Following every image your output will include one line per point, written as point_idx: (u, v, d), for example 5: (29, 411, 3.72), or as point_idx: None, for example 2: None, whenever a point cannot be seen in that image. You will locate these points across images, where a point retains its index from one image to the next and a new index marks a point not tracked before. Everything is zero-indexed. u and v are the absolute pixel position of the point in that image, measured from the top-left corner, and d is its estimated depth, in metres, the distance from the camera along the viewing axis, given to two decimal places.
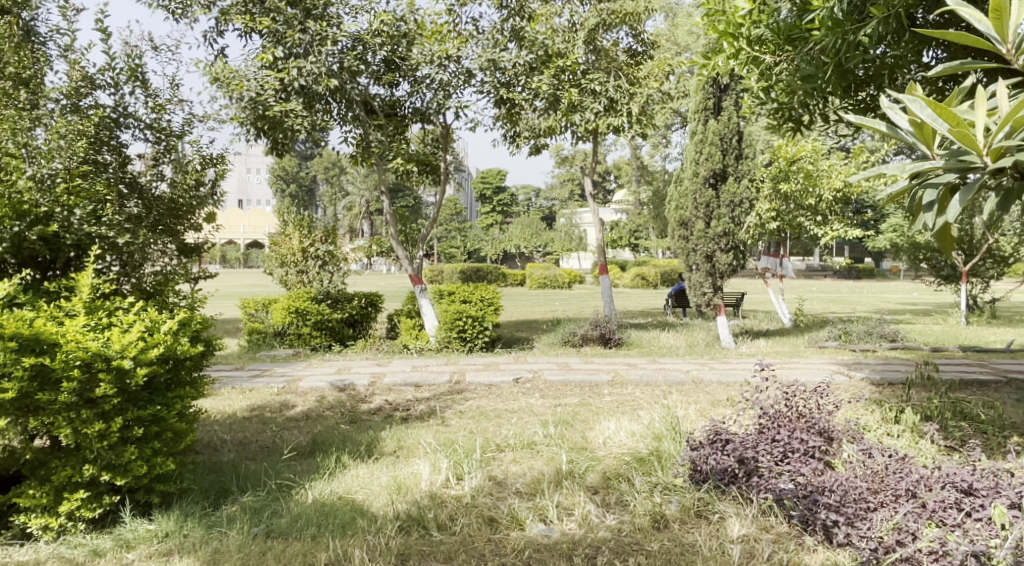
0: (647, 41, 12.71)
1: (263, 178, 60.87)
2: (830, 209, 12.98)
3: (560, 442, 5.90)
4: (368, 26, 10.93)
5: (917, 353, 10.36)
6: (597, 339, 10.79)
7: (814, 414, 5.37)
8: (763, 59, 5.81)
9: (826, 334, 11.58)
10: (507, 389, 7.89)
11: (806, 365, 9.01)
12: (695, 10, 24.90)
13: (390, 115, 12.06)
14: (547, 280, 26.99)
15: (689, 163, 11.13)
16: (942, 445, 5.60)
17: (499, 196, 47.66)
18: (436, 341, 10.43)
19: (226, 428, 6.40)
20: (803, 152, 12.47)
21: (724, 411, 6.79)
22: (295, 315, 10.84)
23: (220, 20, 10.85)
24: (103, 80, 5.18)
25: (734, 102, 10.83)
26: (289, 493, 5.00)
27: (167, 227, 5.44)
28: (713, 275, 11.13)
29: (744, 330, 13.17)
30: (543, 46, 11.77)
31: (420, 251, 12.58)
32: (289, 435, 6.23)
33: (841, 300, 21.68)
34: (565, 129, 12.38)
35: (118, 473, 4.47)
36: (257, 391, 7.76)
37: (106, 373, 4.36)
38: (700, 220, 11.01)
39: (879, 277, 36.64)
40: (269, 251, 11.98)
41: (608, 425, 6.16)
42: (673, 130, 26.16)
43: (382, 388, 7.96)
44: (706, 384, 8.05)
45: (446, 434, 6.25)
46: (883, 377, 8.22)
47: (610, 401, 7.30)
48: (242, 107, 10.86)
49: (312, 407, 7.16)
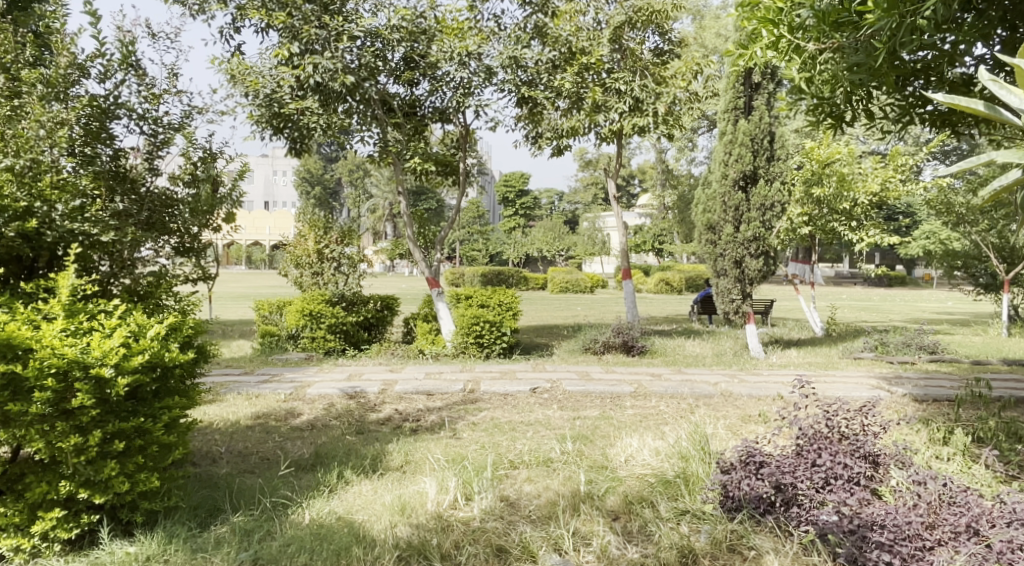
0: (674, 40, 12.28)
1: (289, 180, 60.97)
2: (865, 214, 12.49)
3: (578, 461, 5.50)
4: (387, 21, 10.60)
5: (959, 366, 9.89)
6: (620, 346, 10.38)
7: (858, 437, 5.01)
8: (806, 48, 5.38)
9: (861, 344, 11.10)
10: (524, 400, 7.50)
11: (842, 379, 8.56)
12: (722, 12, 24.43)
13: (408, 114, 11.74)
14: (569, 284, 26.58)
15: (718, 164, 10.67)
16: (1000, 472, 5.33)
17: (522, 199, 47.27)
18: (453, 346, 10.07)
19: (225, 438, 6.06)
20: (837, 154, 12.05)
21: (756, 428, 6.38)
22: (309, 318, 10.48)
23: (236, 16, 10.53)
24: (91, 69, 4.85)
25: (766, 101, 10.41)
26: (285, 512, 4.66)
27: (161, 225, 5.10)
28: (742, 281, 10.69)
29: (773, 339, 12.67)
30: (568, 44, 11.36)
31: (438, 254, 12.20)
32: (291, 447, 5.87)
33: (862, 299, 24.87)
34: (589, 130, 11.98)
35: (97, 490, 4.13)
36: (264, 398, 7.41)
37: (84, 383, 4.04)
38: (728, 224, 10.56)
39: (911, 285, 35.89)
40: (284, 252, 11.66)
41: (630, 442, 5.77)
42: (700, 134, 25.73)
43: (394, 396, 7.59)
44: (736, 398, 7.61)
45: (457, 448, 5.87)
46: (925, 392, 7.76)
47: (632, 415, 6.89)
48: (257, 104, 10.58)
49: (319, 416, 6.81)
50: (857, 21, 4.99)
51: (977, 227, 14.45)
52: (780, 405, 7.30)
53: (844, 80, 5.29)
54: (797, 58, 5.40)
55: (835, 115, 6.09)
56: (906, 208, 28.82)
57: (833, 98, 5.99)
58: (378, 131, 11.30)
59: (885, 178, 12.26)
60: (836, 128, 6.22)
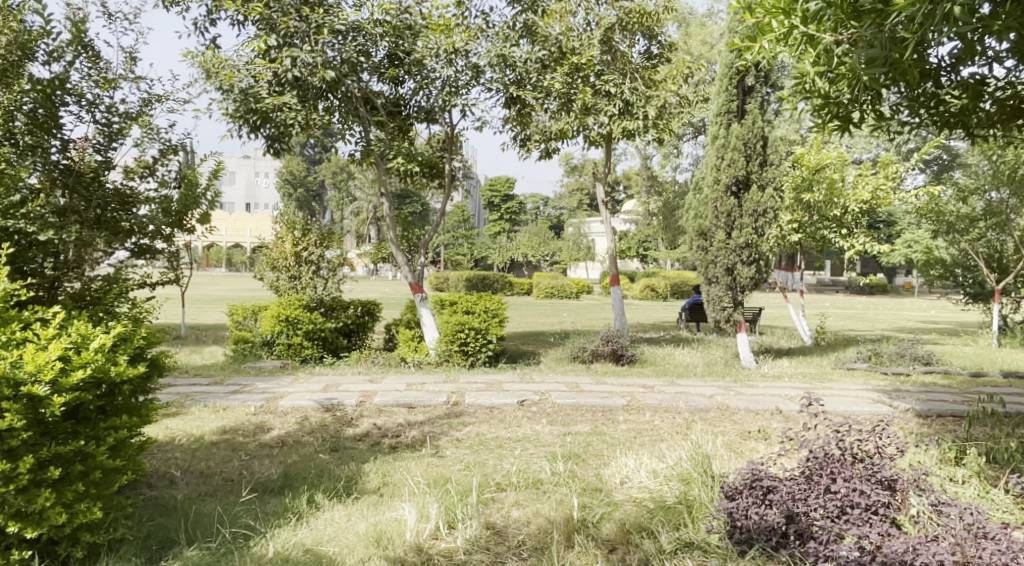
0: (665, 43, 11.92)
1: (272, 183, 60.18)
2: (857, 221, 12.13)
3: (570, 482, 5.10)
4: (370, 16, 10.19)
5: (957, 379, 9.55)
6: (609, 355, 9.96)
7: (873, 459, 4.60)
8: (821, 38, 5.00)
9: (855, 354, 10.72)
10: (511, 413, 7.07)
11: (842, 392, 8.16)
12: (709, 20, 24.17)
13: (392, 114, 11.35)
14: (554, 290, 26.18)
15: (709, 169, 10.29)
16: (1019, 496, 4.96)
17: (507, 204, 46.55)
18: (436, 355, 9.63)
19: (188, 456, 5.61)
20: (828, 160, 11.76)
21: (757, 446, 6.00)
22: (284, 324, 10.06)
23: (211, 8, 10.11)
24: (33, 48, 4.44)
25: (760, 105, 10.07)
26: (247, 544, 4.25)
27: (113, 224, 4.67)
28: (734, 289, 10.23)
29: (764, 348, 12.29)
30: (557, 43, 10.97)
31: (421, 258, 11.73)
32: (258, 467, 5.43)
33: (848, 301, 28.48)
34: (577, 133, 11.62)
35: (30, 523, 3.71)
36: (232, 411, 6.94)
37: (14, 401, 3.62)
38: (720, 230, 10.17)
39: (894, 294, 35.62)
40: (260, 255, 11.18)
41: (626, 461, 5.36)
42: (686, 140, 25.45)
43: (372, 409, 7.13)
44: (733, 412, 7.21)
45: (439, 468, 5.43)
46: (931, 407, 7.36)
47: (626, 431, 6.47)
48: (231, 99, 10.09)
49: (291, 432, 6.35)
50: (882, 8, 4.63)
51: (967, 235, 14.14)
52: (780, 420, 6.91)
53: (862, 77, 4.92)
54: (812, 51, 5.02)
55: (843, 115, 5.74)
56: (889, 217, 28.64)
57: (842, 96, 5.64)
58: (360, 130, 10.87)
59: (877, 185, 11.78)
60: (844, 130, 5.86)
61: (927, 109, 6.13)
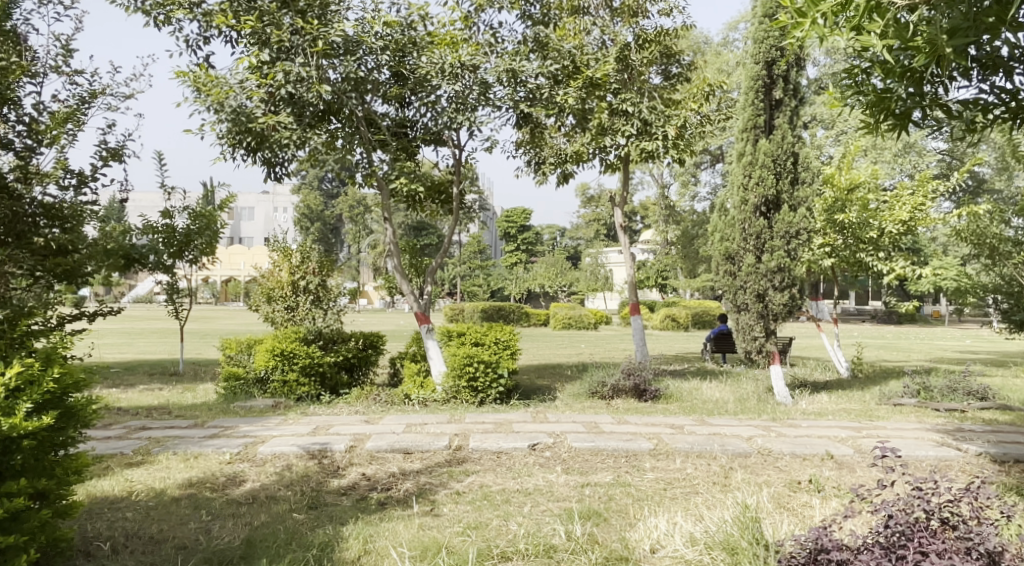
0: (685, 63, 11.20)
1: (289, 217, 59.67)
2: (895, 244, 11.14)
3: (592, 551, 4.25)
4: (371, 29, 9.49)
5: (1017, 416, 8.53)
6: (631, 390, 9.09)
7: (968, 526, 3.71)
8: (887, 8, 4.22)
9: (902, 388, 9.66)
10: (521, 461, 6.17)
11: (898, 433, 7.19)
12: (725, 48, 23.48)
13: (397, 136, 10.49)
14: (572, 320, 25.24)
15: (735, 188, 9.43)
16: None
17: (523, 234, 45.77)
18: (442, 391, 8.74)
19: (139, 517, 4.79)
20: (861, 179, 10.84)
21: (812, 502, 5.08)
22: (280, 358, 9.19)
23: (205, 25, 9.50)
24: None
25: (790, 119, 9.21)
26: None
27: (28, 241, 4.68)
28: (765, 317, 9.29)
29: (800, 381, 11.29)
30: (571, 56, 9.91)
31: (427, 286, 10.80)
32: (219, 530, 4.59)
33: (876, 331, 27.19)
34: (594, 155, 10.80)
35: None
36: (204, 460, 6.09)
37: None
38: (749, 253, 9.26)
39: (923, 323, 34.24)
40: (255, 284, 10.32)
41: (656, 522, 4.48)
42: (703, 168, 24.69)
43: (363, 456, 6.25)
44: (777, 458, 6.27)
45: (432, 531, 4.55)
46: (1005, 452, 6.36)
47: (655, 483, 5.56)
48: (221, 120, 9.27)
49: (267, 484, 5.51)
50: None
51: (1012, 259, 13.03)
52: (833, 469, 5.97)
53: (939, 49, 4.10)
54: (878, 20, 4.23)
55: (901, 112, 4.88)
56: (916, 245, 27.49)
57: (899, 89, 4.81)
58: (363, 153, 10.06)
59: (914, 204, 10.82)
60: (901, 130, 4.98)
61: (987, 114, 5.30)
